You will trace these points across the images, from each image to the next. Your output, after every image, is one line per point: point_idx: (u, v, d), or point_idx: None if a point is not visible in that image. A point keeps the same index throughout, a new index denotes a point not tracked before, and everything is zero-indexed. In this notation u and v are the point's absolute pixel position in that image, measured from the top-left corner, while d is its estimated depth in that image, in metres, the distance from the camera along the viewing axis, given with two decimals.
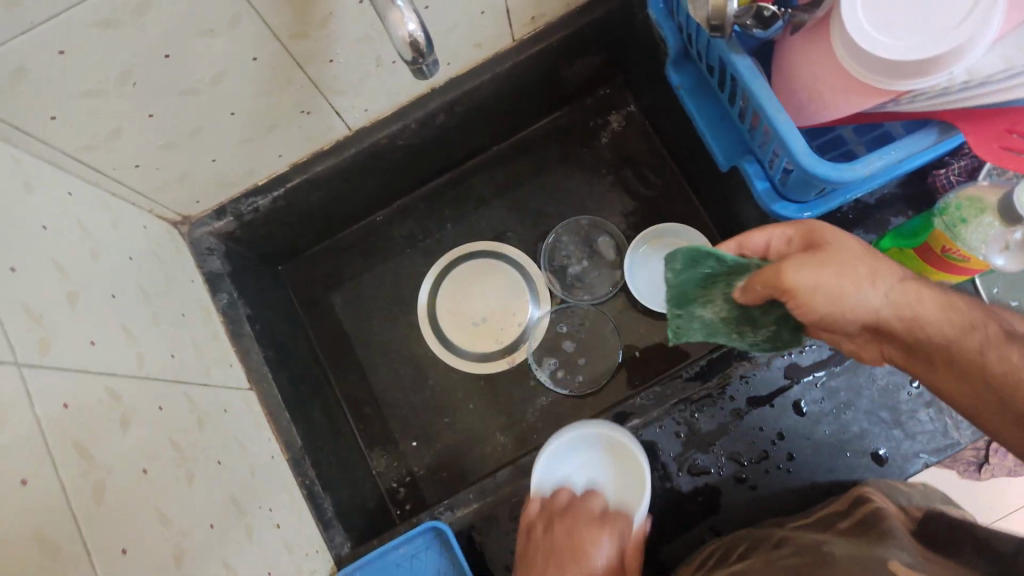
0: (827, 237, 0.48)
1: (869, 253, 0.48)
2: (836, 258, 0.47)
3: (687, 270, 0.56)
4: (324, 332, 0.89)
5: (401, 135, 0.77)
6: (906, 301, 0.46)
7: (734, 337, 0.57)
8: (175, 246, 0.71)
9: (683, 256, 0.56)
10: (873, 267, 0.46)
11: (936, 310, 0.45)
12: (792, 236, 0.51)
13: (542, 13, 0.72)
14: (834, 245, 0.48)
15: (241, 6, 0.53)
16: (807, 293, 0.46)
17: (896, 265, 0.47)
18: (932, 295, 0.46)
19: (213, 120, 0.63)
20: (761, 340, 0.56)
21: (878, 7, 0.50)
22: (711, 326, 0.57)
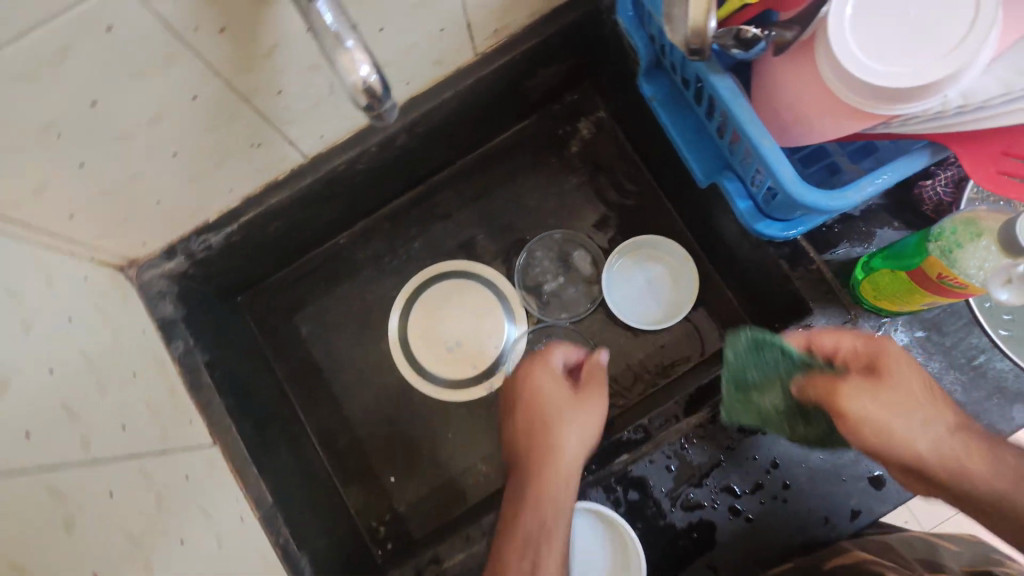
0: (901, 368, 0.50)
1: (932, 386, 0.49)
2: (904, 390, 0.48)
3: (750, 354, 0.57)
4: (291, 364, 0.85)
5: (361, 159, 0.72)
6: (956, 454, 0.46)
7: (787, 434, 0.57)
8: (122, 294, 0.65)
9: (747, 340, 0.57)
10: (932, 410, 0.48)
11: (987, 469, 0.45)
12: (859, 349, 0.52)
13: (505, 24, 0.67)
14: (899, 374, 0.49)
15: (174, 45, 0.47)
16: (866, 424, 0.48)
17: (949, 415, 0.48)
18: (982, 447, 0.46)
19: (153, 161, 0.57)
20: (812, 439, 0.57)
21: (869, 28, 0.46)
22: (765, 419, 0.57)
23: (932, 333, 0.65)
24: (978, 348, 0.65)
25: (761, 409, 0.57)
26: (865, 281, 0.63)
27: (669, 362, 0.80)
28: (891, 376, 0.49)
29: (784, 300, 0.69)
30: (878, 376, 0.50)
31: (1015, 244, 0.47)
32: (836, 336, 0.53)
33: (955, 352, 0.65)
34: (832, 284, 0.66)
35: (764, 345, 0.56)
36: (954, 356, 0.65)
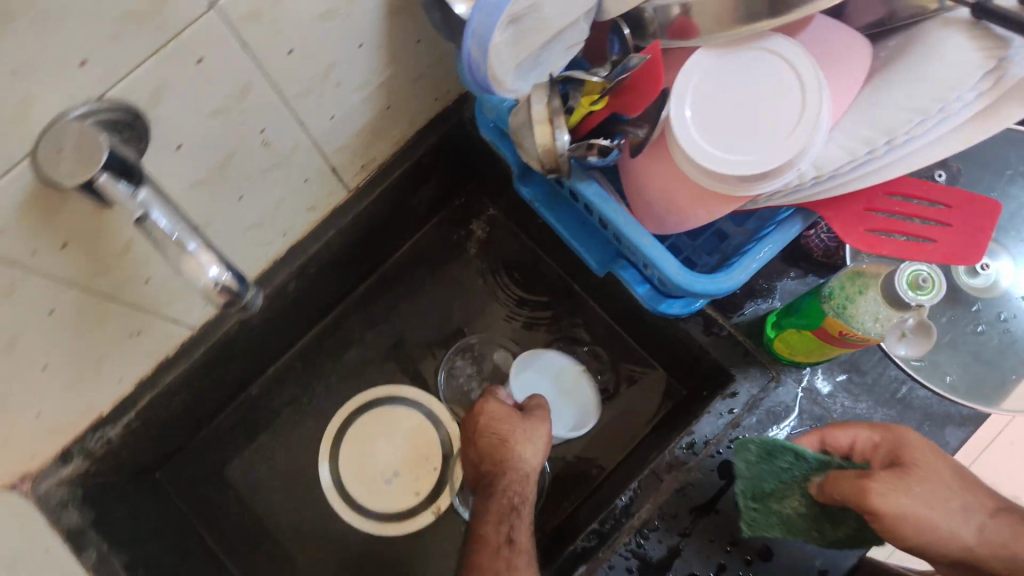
0: (922, 452, 0.49)
1: (949, 460, 0.49)
2: (928, 462, 0.48)
3: (762, 463, 0.55)
4: (224, 533, 0.80)
5: (255, 314, 0.70)
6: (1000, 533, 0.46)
7: (816, 540, 0.54)
8: (18, 517, 0.60)
9: (755, 447, 0.55)
10: (962, 485, 0.47)
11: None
12: (875, 441, 0.51)
13: (373, 158, 0.67)
14: (919, 456, 0.48)
15: (15, 273, 0.45)
16: (904, 521, 0.45)
17: (983, 496, 0.47)
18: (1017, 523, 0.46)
19: (24, 380, 0.54)
20: (842, 539, 0.54)
21: (709, 121, 0.48)
22: (790, 526, 0.54)
23: (853, 374, 0.66)
24: (898, 380, 0.66)
25: (783, 516, 0.54)
26: (776, 340, 0.63)
27: (614, 443, 0.79)
28: (914, 461, 0.48)
29: (706, 366, 0.70)
30: (904, 465, 0.48)
31: (900, 299, 0.50)
32: (849, 432, 0.53)
33: (878, 388, 0.66)
34: (746, 344, 0.66)
35: (774, 452, 0.54)
36: (879, 392, 0.66)
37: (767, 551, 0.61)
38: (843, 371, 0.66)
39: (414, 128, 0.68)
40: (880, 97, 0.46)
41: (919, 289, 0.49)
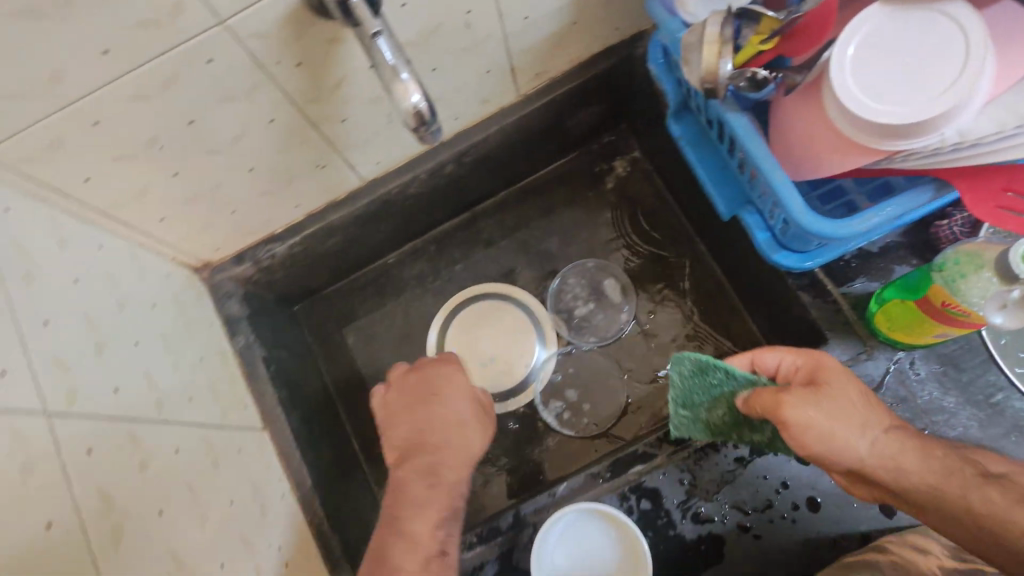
0: (834, 372, 0.54)
1: (856, 381, 0.54)
2: (841, 381, 0.53)
3: (695, 376, 0.61)
4: (337, 370, 0.92)
5: (412, 185, 0.80)
6: (890, 449, 0.51)
7: (734, 438, 0.63)
8: (197, 293, 0.74)
9: (692, 364, 0.60)
10: (867, 404, 0.52)
11: (917, 461, 0.50)
12: (797, 364, 0.56)
13: (547, 68, 0.75)
14: (832, 377, 0.53)
15: (260, 77, 0.56)
16: (813, 430, 0.51)
17: (883, 416, 0.53)
18: (914, 445, 0.51)
19: (233, 175, 0.66)
20: (756, 440, 0.63)
21: (867, 72, 0.51)
22: (712, 428, 0.62)
23: (950, 368, 0.66)
24: (995, 386, 0.66)
25: (708, 422, 0.62)
26: (878, 311, 0.65)
27: None
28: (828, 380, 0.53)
29: (803, 328, 0.73)
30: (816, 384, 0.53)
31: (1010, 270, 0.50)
32: (776, 354, 0.58)
33: (972, 388, 0.66)
34: (848, 316, 0.68)
35: (705, 370, 0.60)
36: (971, 391, 0.66)
37: (816, 502, 0.64)
38: (937, 363, 0.66)
39: (588, 51, 0.75)
40: None
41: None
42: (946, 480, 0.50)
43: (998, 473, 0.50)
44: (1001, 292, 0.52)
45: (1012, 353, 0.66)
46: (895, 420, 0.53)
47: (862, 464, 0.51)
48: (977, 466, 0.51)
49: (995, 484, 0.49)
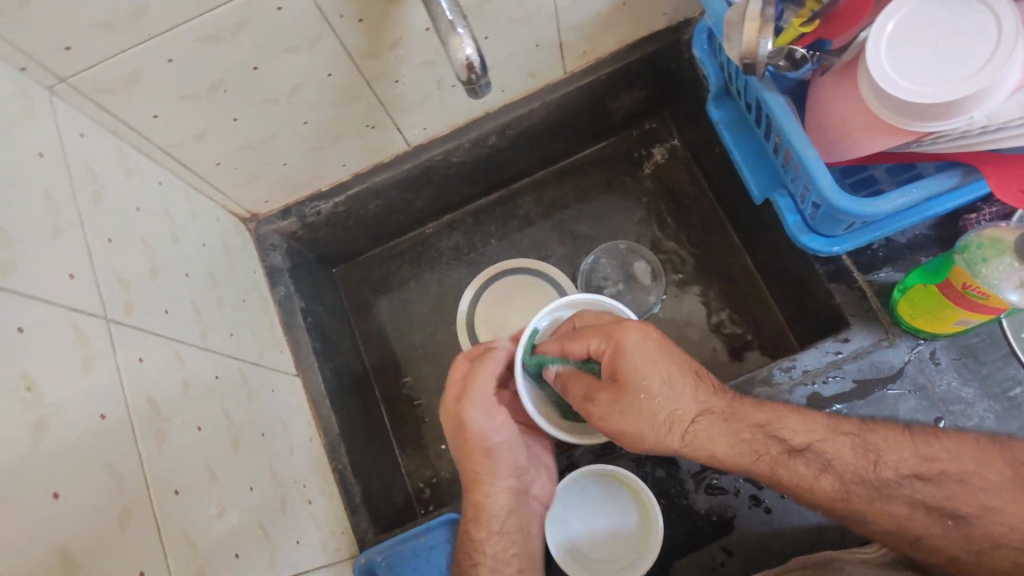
0: (609, 337, 0.54)
1: (670, 356, 0.54)
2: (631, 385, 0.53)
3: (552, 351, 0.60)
4: (368, 333, 0.95)
5: (455, 153, 0.84)
6: (716, 431, 0.55)
7: None
8: (243, 241, 0.78)
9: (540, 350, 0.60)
10: (670, 389, 0.53)
11: (722, 445, 0.54)
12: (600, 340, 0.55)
13: (594, 48, 0.77)
14: (626, 341, 0.53)
15: (324, 29, 0.59)
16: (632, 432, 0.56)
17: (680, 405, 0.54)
18: (706, 433, 0.55)
19: (289, 127, 0.69)
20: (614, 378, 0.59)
21: (901, 55, 0.53)
22: None
23: (969, 360, 0.67)
24: (1014, 379, 0.66)
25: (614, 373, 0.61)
26: (902, 299, 0.66)
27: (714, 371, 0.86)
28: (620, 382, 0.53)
29: (828, 315, 0.74)
30: (616, 386, 0.54)
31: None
32: (581, 344, 0.55)
33: (990, 380, 0.66)
34: (870, 302, 0.70)
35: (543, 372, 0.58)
36: (988, 383, 0.66)
37: None
38: (957, 353, 0.67)
39: (635, 35, 0.78)
40: None
41: None
42: (756, 460, 0.55)
43: (801, 445, 0.55)
44: (1017, 271, 0.54)
45: None
46: (715, 395, 0.55)
47: (682, 447, 0.55)
48: (781, 441, 0.55)
49: (800, 457, 0.55)
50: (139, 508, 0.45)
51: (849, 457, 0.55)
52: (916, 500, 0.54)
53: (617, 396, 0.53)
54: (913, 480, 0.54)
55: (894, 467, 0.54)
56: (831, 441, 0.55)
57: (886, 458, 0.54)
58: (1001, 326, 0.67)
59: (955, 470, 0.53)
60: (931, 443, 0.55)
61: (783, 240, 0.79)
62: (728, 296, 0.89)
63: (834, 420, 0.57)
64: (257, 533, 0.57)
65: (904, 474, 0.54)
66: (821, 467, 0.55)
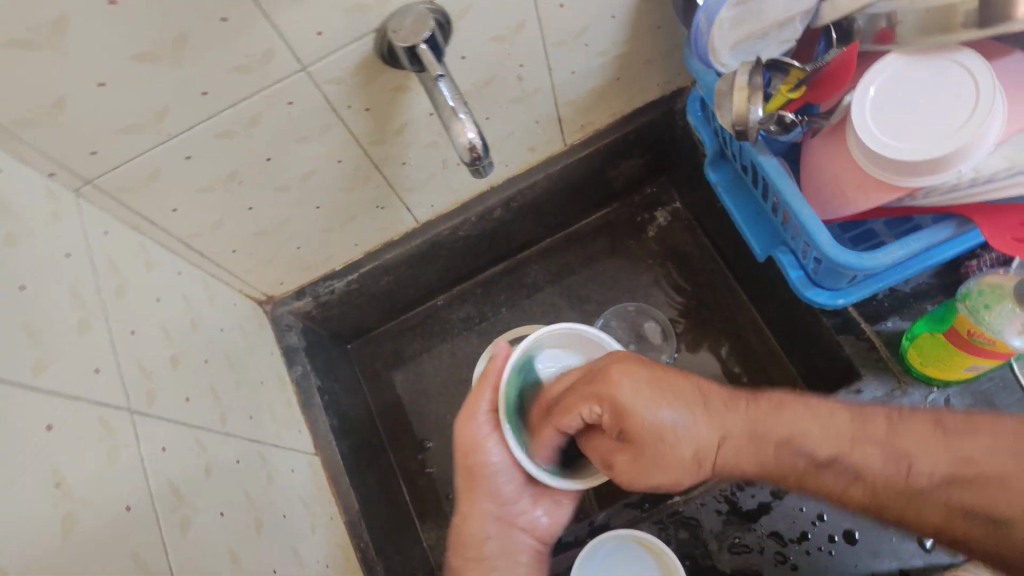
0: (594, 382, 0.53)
1: (660, 391, 0.51)
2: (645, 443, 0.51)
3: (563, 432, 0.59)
4: (384, 407, 0.95)
5: (463, 227, 0.86)
6: (742, 457, 0.50)
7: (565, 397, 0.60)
8: (259, 322, 0.80)
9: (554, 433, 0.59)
10: (661, 435, 0.50)
11: (768, 435, 0.49)
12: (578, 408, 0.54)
13: (591, 121, 0.81)
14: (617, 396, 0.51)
15: (332, 119, 0.62)
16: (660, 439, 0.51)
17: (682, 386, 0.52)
18: (802, 418, 0.48)
19: (301, 212, 0.72)
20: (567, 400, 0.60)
21: (886, 116, 0.55)
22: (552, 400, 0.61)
23: (986, 405, 0.67)
24: None
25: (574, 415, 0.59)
26: (911, 348, 0.66)
27: None
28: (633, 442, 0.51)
29: (839, 366, 0.74)
30: (628, 442, 0.52)
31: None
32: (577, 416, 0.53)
33: None
34: (881, 353, 0.70)
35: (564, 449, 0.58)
36: None
37: (853, 535, 0.66)
38: (971, 399, 0.67)
39: (629, 106, 0.81)
40: None
41: None
42: (803, 472, 0.49)
43: (827, 457, 0.47)
44: (1018, 316, 0.55)
45: None
46: (730, 394, 0.52)
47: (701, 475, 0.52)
48: (805, 453, 0.48)
49: (826, 469, 0.47)
50: None
51: (879, 468, 0.46)
52: (951, 506, 0.44)
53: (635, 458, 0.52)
54: (947, 487, 0.44)
55: (928, 474, 0.45)
56: (858, 451, 0.46)
57: (917, 467, 0.45)
58: (1012, 368, 0.68)
59: (994, 472, 0.43)
60: (968, 442, 0.44)
61: (789, 294, 0.80)
62: (740, 352, 0.89)
63: (857, 422, 0.47)
64: None
65: (937, 483, 0.44)
66: (854, 472, 0.47)
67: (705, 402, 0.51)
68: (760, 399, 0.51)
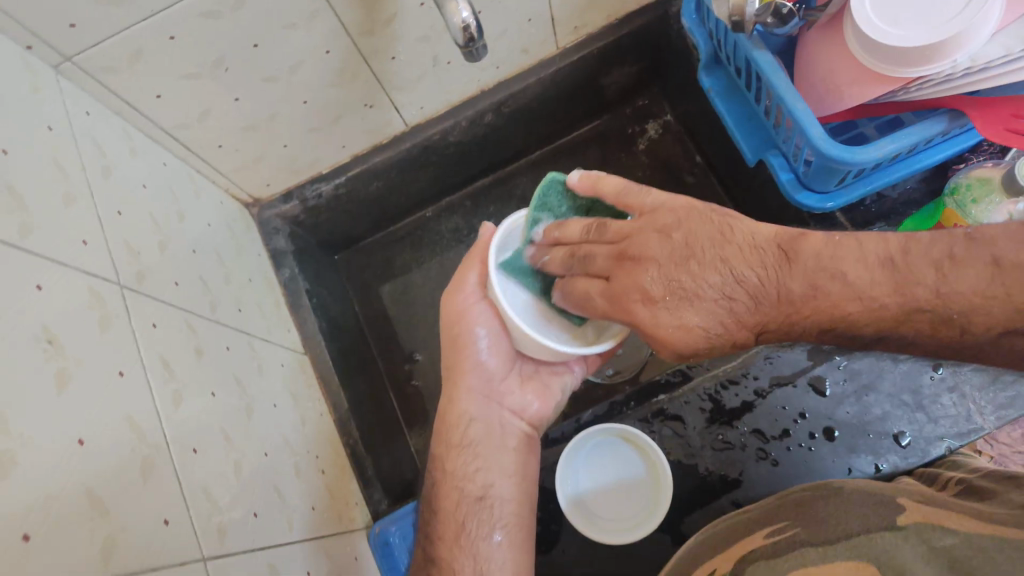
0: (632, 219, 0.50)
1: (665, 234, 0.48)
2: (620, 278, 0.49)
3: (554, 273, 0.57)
4: (372, 316, 0.96)
5: (452, 132, 0.85)
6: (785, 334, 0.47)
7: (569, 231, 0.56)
8: (246, 224, 0.79)
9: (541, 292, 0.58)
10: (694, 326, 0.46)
11: (819, 305, 0.43)
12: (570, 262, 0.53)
13: (584, 23, 0.79)
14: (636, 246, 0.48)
15: (320, 4, 0.60)
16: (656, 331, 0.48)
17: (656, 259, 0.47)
18: (852, 271, 0.42)
19: (288, 107, 0.71)
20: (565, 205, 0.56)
21: (885, 3, 0.54)
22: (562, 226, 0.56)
23: None
24: None
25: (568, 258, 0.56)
26: None
27: None
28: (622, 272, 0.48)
29: None
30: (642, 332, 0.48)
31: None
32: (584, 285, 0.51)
33: None
34: None
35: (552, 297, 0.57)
36: None
37: (832, 433, 0.69)
38: None
39: (625, 8, 0.79)
40: None
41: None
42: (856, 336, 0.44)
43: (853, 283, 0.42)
44: (1007, 205, 0.55)
45: None
46: (761, 275, 0.45)
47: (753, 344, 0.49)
48: (834, 278, 0.43)
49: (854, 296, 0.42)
50: (159, 461, 0.46)
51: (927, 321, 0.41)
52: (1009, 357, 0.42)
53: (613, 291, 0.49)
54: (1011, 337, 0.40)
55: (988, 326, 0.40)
56: (908, 321, 0.41)
57: (973, 327, 0.40)
58: None
59: None
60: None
61: (777, 203, 0.80)
62: None
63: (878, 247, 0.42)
64: (273, 497, 0.59)
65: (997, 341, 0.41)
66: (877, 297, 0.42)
67: (721, 251, 0.46)
68: (792, 274, 0.44)
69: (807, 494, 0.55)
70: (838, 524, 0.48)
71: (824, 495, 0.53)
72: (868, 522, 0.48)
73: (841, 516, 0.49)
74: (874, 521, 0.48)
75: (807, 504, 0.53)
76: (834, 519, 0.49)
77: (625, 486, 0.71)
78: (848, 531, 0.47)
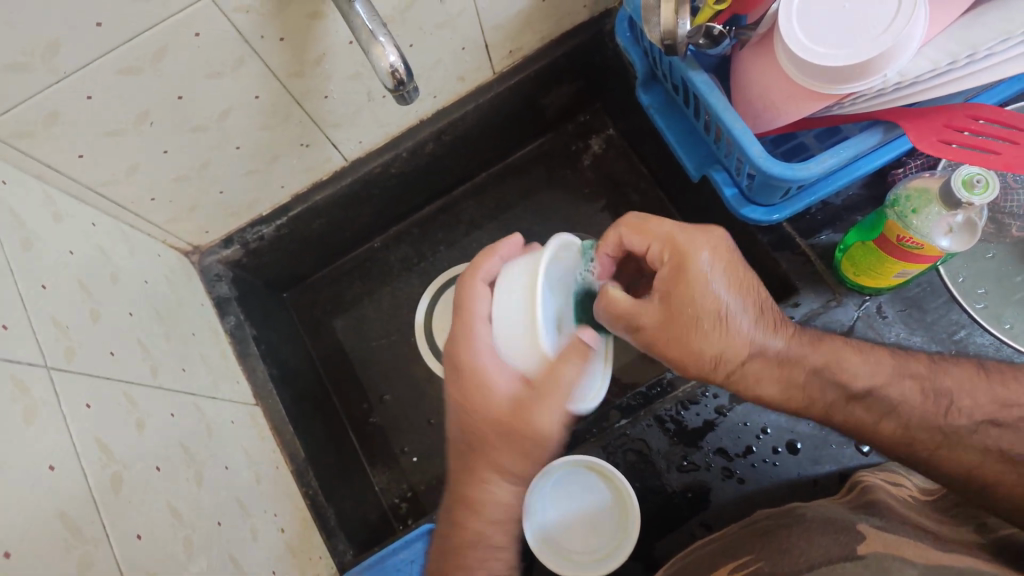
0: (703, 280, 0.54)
1: (737, 272, 0.56)
2: (694, 242, 0.55)
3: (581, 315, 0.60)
4: (328, 354, 0.94)
5: (394, 164, 0.84)
6: (762, 373, 0.57)
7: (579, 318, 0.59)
8: (186, 274, 0.76)
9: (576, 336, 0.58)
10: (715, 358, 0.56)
11: (779, 378, 0.57)
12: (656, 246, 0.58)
13: (519, 46, 0.78)
14: (714, 295, 0.54)
15: (245, 50, 0.58)
16: (693, 346, 0.55)
17: (734, 285, 0.55)
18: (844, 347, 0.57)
19: (220, 154, 0.68)
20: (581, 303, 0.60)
21: (812, 20, 0.54)
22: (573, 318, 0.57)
23: (915, 310, 0.71)
24: (958, 324, 0.70)
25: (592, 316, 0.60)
26: (844, 259, 0.69)
27: None
28: (691, 237, 0.56)
29: (774, 283, 0.76)
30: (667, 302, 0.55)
31: (952, 196, 0.56)
32: (646, 242, 0.58)
33: (936, 327, 0.70)
34: (816, 266, 0.72)
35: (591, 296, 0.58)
36: (935, 330, 0.70)
37: (795, 446, 0.69)
38: (902, 305, 0.71)
39: (560, 29, 0.79)
40: (975, 21, 0.52)
41: (971, 189, 0.54)
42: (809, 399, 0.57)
43: (862, 388, 0.56)
44: (945, 218, 0.58)
45: (969, 289, 0.70)
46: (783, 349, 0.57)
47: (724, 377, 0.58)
48: (840, 380, 0.57)
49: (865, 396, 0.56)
50: (99, 554, 0.44)
51: (918, 402, 0.56)
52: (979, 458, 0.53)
53: (677, 269, 0.55)
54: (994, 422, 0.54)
55: (969, 412, 0.55)
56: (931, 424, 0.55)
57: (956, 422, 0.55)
58: (940, 274, 0.71)
59: None
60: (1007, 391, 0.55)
61: (724, 215, 0.80)
62: None
63: (862, 355, 0.58)
64: (229, 567, 0.57)
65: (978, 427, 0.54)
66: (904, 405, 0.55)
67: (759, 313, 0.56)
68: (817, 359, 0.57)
69: (771, 522, 0.56)
70: (802, 555, 0.49)
71: (786, 524, 0.55)
72: (827, 553, 0.48)
73: (806, 549, 0.50)
74: (834, 551, 0.48)
75: (771, 535, 0.54)
76: (797, 549, 0.50)
77: (587, 510, 0.71)
78: (808, 563, 0.48)
